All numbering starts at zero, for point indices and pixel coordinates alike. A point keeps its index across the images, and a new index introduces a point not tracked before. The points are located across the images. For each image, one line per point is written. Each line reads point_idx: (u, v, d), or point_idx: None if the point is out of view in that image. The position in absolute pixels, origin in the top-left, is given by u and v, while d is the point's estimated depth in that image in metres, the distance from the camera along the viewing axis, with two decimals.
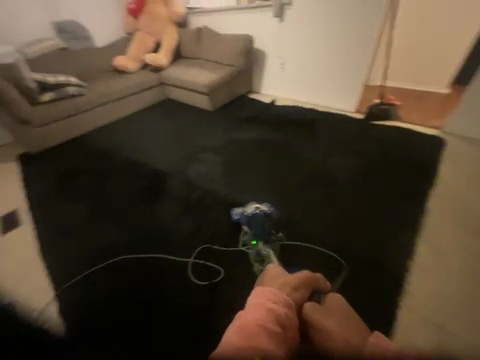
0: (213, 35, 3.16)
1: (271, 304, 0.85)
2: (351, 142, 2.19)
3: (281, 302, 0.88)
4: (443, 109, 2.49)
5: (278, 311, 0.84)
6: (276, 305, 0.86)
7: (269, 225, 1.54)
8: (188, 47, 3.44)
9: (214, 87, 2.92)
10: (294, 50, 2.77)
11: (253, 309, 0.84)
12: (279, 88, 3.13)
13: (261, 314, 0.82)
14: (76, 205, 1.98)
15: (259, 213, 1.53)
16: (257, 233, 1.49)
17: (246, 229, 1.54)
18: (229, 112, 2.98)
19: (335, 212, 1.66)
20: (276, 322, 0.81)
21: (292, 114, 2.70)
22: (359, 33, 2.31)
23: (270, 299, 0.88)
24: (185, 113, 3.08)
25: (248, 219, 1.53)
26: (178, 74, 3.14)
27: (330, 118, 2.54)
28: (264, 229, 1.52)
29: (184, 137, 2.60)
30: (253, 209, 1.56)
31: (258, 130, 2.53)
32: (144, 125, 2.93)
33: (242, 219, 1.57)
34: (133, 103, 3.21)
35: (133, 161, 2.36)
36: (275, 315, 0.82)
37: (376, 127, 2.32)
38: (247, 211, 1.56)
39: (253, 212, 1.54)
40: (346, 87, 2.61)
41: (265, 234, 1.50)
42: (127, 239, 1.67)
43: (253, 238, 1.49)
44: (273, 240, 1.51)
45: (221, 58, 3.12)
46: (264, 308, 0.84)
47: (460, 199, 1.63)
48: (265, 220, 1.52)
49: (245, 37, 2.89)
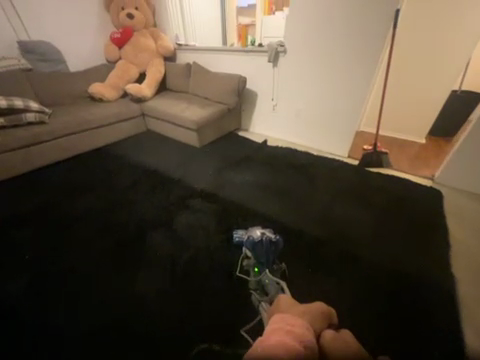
0: (204, 72, 3.08)
1: (290, 327, 0.90)
2: (353, 191, 2.10)
3: (299, 324, 0.92)
4: (427, 159, 2.61)
5: (300, 332, 0.88)
6: (296, 326, 0.91)
7: (274, 253, 1.41)
8: (176, 81, 3.29)
9: (204, 124, 2.73)
10: (286, 94, 2.78)
11: (274, 334, 0.88)
12: (270, 127, 3.08)
13: (284, 335, 0.87)
14: (14, 273, 1.42)
15: (265, 240, 1.39)
16: (261, 261, 1.37)
17: (249, 254, 1.41)
18: (220, 150, 2.76)
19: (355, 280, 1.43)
20: (298, 340, 0.85)
21: (287, 157, 2.59)
22: (352, 85, 2.37)
23: (290, 321, 0.94)
24: (169, 149, 2.78)
25: (253, 246, 1.38)
26: (163, 107, 2.90)
27: (326, 163, 2.48)
28: (269, 256, 1.40)
29: (169, 177, 2.26)
30: (260, 235, 1.41)
31: (253, 173, 2.33)
32: (121, 161, 2.52)
33: (246, 243, 1.42)
34: (108, 134, 2.81)
35: (103, 207, 1.90)
36: (297, 335, 0.87)
37: (372, 174, 2.30)
38: (253, 237, 1.41)
39: (259, 239, 1.39)
40: (339, 133, 2.62)
41: (269, 263, 1.39)
42: (88, 332, 1.18)
43: (255, 265, 1.38)
44: (276, 269, 1.41)
45: (211, 94, 3.01)
46: (285, 329, 0.89)
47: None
48: (271, 248, 1.39)
49: (238, 78, 2.83)
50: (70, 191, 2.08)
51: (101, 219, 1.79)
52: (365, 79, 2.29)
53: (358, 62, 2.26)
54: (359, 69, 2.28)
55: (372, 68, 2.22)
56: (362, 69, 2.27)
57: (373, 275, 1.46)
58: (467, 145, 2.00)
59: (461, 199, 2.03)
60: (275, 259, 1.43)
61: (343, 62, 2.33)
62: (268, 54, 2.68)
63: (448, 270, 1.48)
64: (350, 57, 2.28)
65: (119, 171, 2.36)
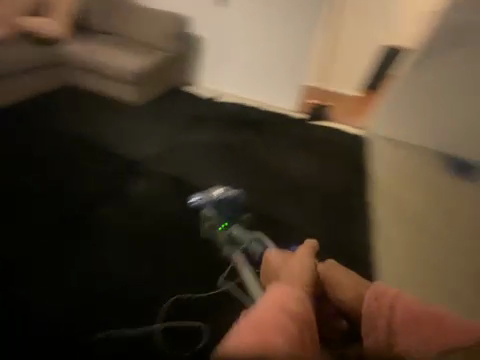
0: (137, 11, 2.58)
1: (285, 304, 0.74)
2: (300, 143, 2.28)
3: (294, 298, 0.76)
4: (366, 110, 2.85)
5: (296, 311, 0.73)
6: (290, 302, 0.75)
7: (238, 205, 1.52)
8: (97, 18, 2.59)
9: (144, 76, 2.37)
10: (234, 46, 2.71)
11: (263, 310, 0.73)
12: (219, 79, 2.79)
13: (276, 313, 0.71)
14: None
15: (223, 193, 1.52)
16: (227, 216, 1.46)
17: (213, 212, 1.46)
18: (165, 106, 2.43)
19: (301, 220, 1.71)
20: (293, 320, 0.72)
21: (239, 113, 2.51)
22: (293, 39, 2.59)
23: (284, 298, 0.75)
24: (101, 107, 2.30)
25: (216, 203, 1.48)
26: (87, 55, 2.37)
27: (276, 118, 2.53)
28: (233, 210, 1.51)
29: (112, 142, 2.04)
30: (217, 191, 1.53)
31: (206, 133, 2.25)
32: (38, 124, 2.07)
33: (207, 203, 1.49)
34: (15, 92, 2.22)
35: (37, 183, 1.71)
36: (291, 313, 0.72)
37: (317, 127, 2.49)
38: (212, 194, 1.51)
39: (218, 194, 1.50)
40: (288, 87, 2.67)
41: (234, 214, 1.49)
42: (60, 295, 1.30)
43: (224, 221, 1.44)
44: (242, 219, 1.51)
45: (147, 39, 2.53)
46: (277, 305, 0.73)
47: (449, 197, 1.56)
48: (232, 200, 1.50)
49: (179, 20, 2.49)
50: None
51: (40, 195, 1.65)
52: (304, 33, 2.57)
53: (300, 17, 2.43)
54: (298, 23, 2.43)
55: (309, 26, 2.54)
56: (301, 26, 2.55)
57: (315, 214, 1.76)
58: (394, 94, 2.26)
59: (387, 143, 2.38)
60: (240, 212, 1.54)
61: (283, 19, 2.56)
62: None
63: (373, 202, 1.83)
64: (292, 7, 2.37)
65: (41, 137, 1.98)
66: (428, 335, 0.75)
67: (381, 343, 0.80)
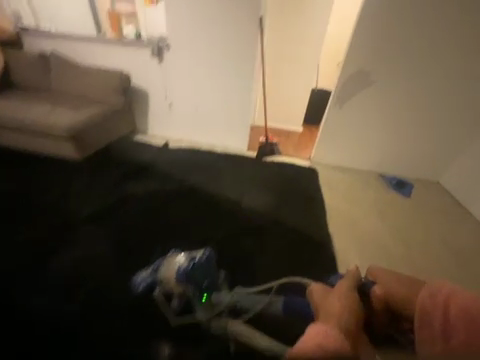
0: (70, 64, 2.46)
1: (322, 343, 0.85)
2: (254, 181, 2.33)
3: (335, 336, 0.87)
4: (306, 143, 3.19)
5: (332, 349, 0.83)
6: (327, 343, 0.85)
7: (211, 268, 1.41)
8: (26, 74, 2.48)
9: (80, 130, 2.18)
10: (179, 92, 2.67)
11: (303, 342, 0.89)
12: (170, 128, 2.87)
13: (315, 354, 0.83)
14: None
15: (197, 262, 1.37)
16: (204, 286, 1.35)
17: (189, 287, 1.34)
18: (111, 160, 2.37)
19: (260, 264, 1.68)
20: (333, 356, 0.83)
21: (192, 158, 2.52)
22: (238, 84, 2.56)
23: (326, 334, 0.87)
24: (36, 170, 2.19)
25: (188, 277, 1.32)
26: (10, 111, 2.15)
27: (229, 158, 2.57)
28: (207, 276, 1.39)
29: (44, 208, 1.90)
30: (189, 260, 1.37)
31: (155, 181, 2.20)
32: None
33: (181, 280, 1.31)
34: None
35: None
36: (331, 353, 0.83)
37: (269, 163, 2.58)
38: (184, 267, 1.34)
39: (192, 265, 1.34)
40: (237, 129, 2.77)
41: (213, 281, 1.41)
42: None
43: (204, 292, 1.35)
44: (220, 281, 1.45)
45: (87, 93, 2.46)
46: (315, 345, 0.85)
47: (352, 223, 2.06)
48: (208, 267, 1.39)
49: (118, 74, 2.42)
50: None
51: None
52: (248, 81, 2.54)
53: (241, 62, 2.46)
54: (237, 71, 2.50)
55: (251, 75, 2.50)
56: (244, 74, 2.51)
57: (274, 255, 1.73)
58: (326, 130, 2.56)
59: (331, 173, 2.59)
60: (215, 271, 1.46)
61: (224, 66, 2.50)
62: (151, 48, 2.48)
63: (326, 233, 1.92)
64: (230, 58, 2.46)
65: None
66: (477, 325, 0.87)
67: (437, 336, 0.92)
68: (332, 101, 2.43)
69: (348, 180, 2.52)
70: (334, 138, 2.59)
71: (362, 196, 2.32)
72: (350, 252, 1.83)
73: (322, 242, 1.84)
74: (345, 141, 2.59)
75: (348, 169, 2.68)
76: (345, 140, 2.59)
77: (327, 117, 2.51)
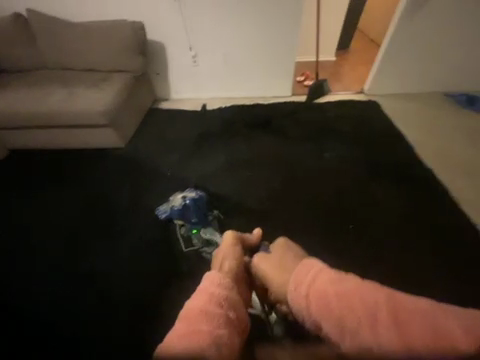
0: (63, 25, 1.86)
1: (214, 289, 0.77)
2: (319, 130, 2.12)
3: (223, 283, 0.82)
4: (351, 74, 2.80)
5: (221, 296, 0.75)
6: (219, 290, 0.78)
7: (203, 206, 1.55)
8: (9, 51, 1.90)
9: (118, 111, 1.81)
10: (206, 39, 2.15)
11: (195, 299, 0.73)
12: (197, 87, 2.42)
13: (205, 304, 0.70)
14: None
15: (187, 202, 1.52)
16: (195, 222, 1.49)
17: (181, 222, 1.52)
18: (155, 139, 2.07)
19: (385, 209, 1.64)
20: (217, 304, 0.71)
21: (242, 117, 2.23)
22: (277, 15, 2.06)
23: (214, 296, 0.74)
24: (84, 167, 1.87)
25: (181, 212, 1.51)
26: (21, 105, 1.71)
27: (280, 110, 2.28)
28: (199, 214, 1.52)
29: (121, 207, 1.68)
30: (182, 200, 1.53)
31: (218, 153, 2.00)
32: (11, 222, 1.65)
33: (174, 215, 1.52)
34: None
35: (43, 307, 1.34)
36: (216, 298, 0.73)
37: (328, 105, 2.31)
38: (177, 205, 1.52)
39: (183, 204, 1.51)
40: (280, 71, 2.35)
41: (202, 217, 1.51)
42: None
43: (193, 226, 1.49)
44: (212, 218, 1.55)
45: (97, 62, 1.91)
46: (206, 296, 0.74)
47: (438, 148, 1.97)
48: (197, 204, 1.52)
49: (131, 24, 1.85)
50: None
51: (49, 328, 1.28)
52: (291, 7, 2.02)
53: None
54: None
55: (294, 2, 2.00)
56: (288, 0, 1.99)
57: (388, 203, 1.66)
58: (390, 54, 2.19)
59: (395, 103, 2.36)
60: (207, 212, 1.57)
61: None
62: None
63: (426, 166, 1.84)
64: None
65: (17, 245, 1.55)
66: (367, 325, 0.44)
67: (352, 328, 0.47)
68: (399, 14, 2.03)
69: (416, 107, 2.31)
70: (399, 63, 2.25)
71: (436, 121, 2.18)
72: (455, 177, 1.79)
73: (428, 177, 1.77)
74: (410, 64, 2.27)
75: (411, 96, 2.42)
76: (410, 63, 2.26)
77: (393, 36, 2.11)
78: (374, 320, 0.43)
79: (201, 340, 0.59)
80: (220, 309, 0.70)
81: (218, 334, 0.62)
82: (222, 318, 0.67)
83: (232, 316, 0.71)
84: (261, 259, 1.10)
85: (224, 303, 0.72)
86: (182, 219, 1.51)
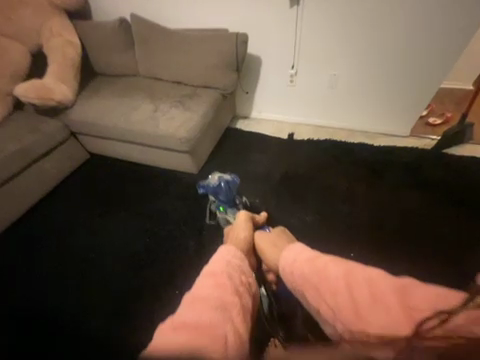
0: (162, 33, 1.69)
1: (230, 258, 0.74)
2: (453, 203, 1.52)
3: (238, 255, 0.76)
4: None
5: (239, 264, 0.73)
6: (234, 256, 0.75)
7: (234, 190, 1.45)
8: (106, 55, 1.84)
9: (199, 136, 1.55)
10: (315, 56, 1.70)
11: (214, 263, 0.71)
12: (284, 109, 2.02)
13: (225, 266, 0.70)
14: None
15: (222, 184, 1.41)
16: (224, 203, 1.45)
17: (212, 198, 1.48)
18: (228, 169, 1.79)
19: None
20: (235, 270, 0.71)
21: (340, 161, 1.77)
22: (434, 30, 1.44)
23: (231, 263, 0.72)
24: (152, 190, 1.72)
25: (213, 191, 1.43)
26: (107, 118, 1.62)
27: (395, 159, 1.73)
28: (229, 196, 1.45)
29: (184, 253, 1.47)
30: (217, 180, 1.42)
31: (301, 203, 1.62)
32: (75, 241, 1.58)
33: (208, 191, 1.46)
34: (35, 189, 1.67)
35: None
36: (234, 266, 0.72)
37: (469, 161, 1.67)
38: (211, 184, 1.42)
39: (217, 184, 1.41)
40: (404, 103, 1.73)
41: (231, 200, 1.46)
42: None
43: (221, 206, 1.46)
44: (240, 205, 1.51)
45: (186, 76, 1.70)
46: (224, 261, 0.72)
47: None
48: (230, 189, 1.43)
49: (233, 37, 1.56)
50: (23, 325, 1.32)
51: None
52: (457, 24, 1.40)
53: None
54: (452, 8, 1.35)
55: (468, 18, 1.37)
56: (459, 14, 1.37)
57: None
58: None
59: None
60: (236, 196, 1.49)
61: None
62: None
63: None
64: None
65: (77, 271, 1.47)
66: (335, 293, 0.57)
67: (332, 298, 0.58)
68: None
69: None
70: None
71: None
72: None
73: None
74: None
75: None
76: None
77: None
78: (341, 289, 0.57)
79: (223, 294, 0.62)
80: (236, 273, 0.70)
81: (240, 291, 0.66)
82: (242, 282, 0.69)
83: (245, 280, 0.71)
84: (262, 236, 1.01)
85: (240, 269, 0.72)
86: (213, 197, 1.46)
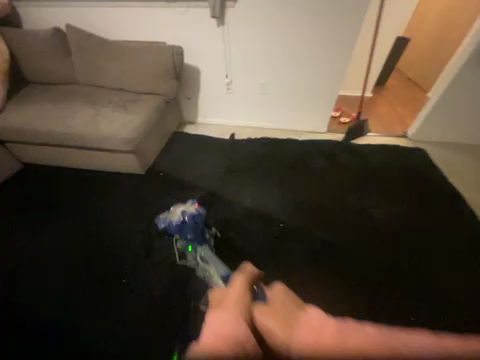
0: (100, 43, 1.77)
1: (223, 319, 0.66)
2: (360, 180, 1.90)
3: None
4: (392, 112, 2.55)
5: None
6: (230, 316, 0.68)
7: (201, 224, 1.50)
8: (39, 62, 1.82)
9: (142, 138, 1.64)
10: (244, 67, 2.00)
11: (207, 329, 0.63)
12: (226, 114, 2.28)
13: (217, 331, 0.61)
14: None
15: (185, 219, 1.48)
16: (191, 239, 1.44)
17: (178, 236, 1.49)
18: (177, 168, 1.93)
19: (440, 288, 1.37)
20: None
21: (274, 155, 2.07)
22: (329, 46, 1.83)
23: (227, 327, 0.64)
24: (99, 192, 1.73)
25: (179, 228, 1.46)
26: (41, 123, 1.59)
27: (316, 150, 2.12)
28: (197, 233, 1.46)
29: (134, 246, 1.53)
30: (181, 215, 1.50)
31: (244, 191, 1.84)
32: (9, 252, 1.49)
33: (171, 229, 1.49)
34: None
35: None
36: None
37: (369, 147, 2.13)
38: (174, 220, 1.50)
39: (181, 220, 1.48)
40: (318, 105, 2.15)
41: (200, 236, 1.46)
42: None
43: (188, 244, 1.45)
44: (210, 239, 1.50)
45: (128, 83, 1.81)
46: (215, 324, 0.65)
47: None
48: (196, 224, 1.47)
49: (170, 49, 1.74)
50: None
51: None
52: (346, 42, 1.79)
53: (346, 17, 1.68)
54: (336, 28, 1.74)
55: (350, 38, 1.77)
56: (345, 33, 1.75)
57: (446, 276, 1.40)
58: (441, 101, 2.00)
59: (441, 153, 2.14)
60: (205, 231, 1.51)
61: (317, 16, 1.70)
62: (209, 5, 1.67)
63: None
64: (324, 8, 1.66)
65: (13, 281, 1.39)
66: None
67: None
68: (465, 60, 1.77)
69: (466, 161, 2.07)
70: (449, 112, 2.05)
71: None
72: None
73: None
74: (462, 115, 2.06)
75: (458, 147, 2.20)
76: (462, 113, 2.06)
77: (448, 83, 1.90)
78: None
79: None
80: None
81: None
82: None
83: None
84: (267, 305, 0.88)
85: None
86: (178, 235, 1.47)
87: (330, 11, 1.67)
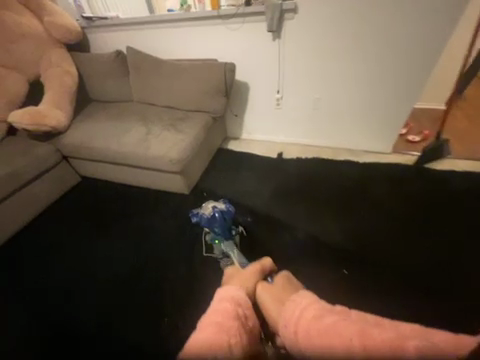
0: (156, 63, 1.81)
1: (224, 294, 0.76)
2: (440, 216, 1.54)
3: (239, 297, 0.75)
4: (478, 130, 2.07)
5: (235, 297, 0.75)
6: (231, 291, 0.77)
7: (229, 221, 1.41)
8: (101, 83, 1.94)
9: (190, 158, 1.59)
10: (297, 81, 1.83)
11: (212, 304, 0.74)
12: (273, 130, 2.13)
13: (217, 304, 0.73)
14: None
15: (215, 214, 1.37)
16: (219, 234, 1.39)
17: (207, 229, 1.42)
18: (219, 188, 1.82)
19: None
20: (232, 304, 0.72)
21: (327, 178, 1.82)
22: (404, 58, 1.56)
23: (229, 299, 0.74)
24: (143, 210, 1.72)
25: (208, 222, 1.37)
26: (99, 141, 1.66)
27: (379, 174, 1.80)
28: (225, 228, 1.40)
29: (174, 273, 1.43)
30: (212, 210, 1.38)
31: (292, 219, 1.63)
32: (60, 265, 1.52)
33: (201, 221, 1.39)
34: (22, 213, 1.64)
35: None
36: (232, 300, 0.73)
37: (449, 175, 1.75)
38: (204, 214, 1.38)
39: (211, 215, 1.36)
40: (383, 123, 1.85)
41: (227, 232, 1.40)
42: None
43: (215, 237, 1.40)
44: (236, 235, 1.45)
45: (178, 101, 1.80)
46: (218, 296, 0.76)
47: None
48: (225, 220, 1.38)
49: (222, 66, 1.68)
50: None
51: None
52: (427, 52, 1.51)
53: (431, 24, 1.42)
54: (416, 39, 1.48)
55: (433, 48, 1.49)
56: (429, 43, 1.48)
57: None
58: None
59: None
60: (232, 227, 1.44)
61: (395, 23, 1.46)
62: (267, 18, 1.56)
63: None
64: (403, 19, 1.43)
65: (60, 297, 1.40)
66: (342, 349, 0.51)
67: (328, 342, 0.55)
68: None
69: None
70: None
71: None
72: None
73: None
74: None
75: None
76: None
77: None
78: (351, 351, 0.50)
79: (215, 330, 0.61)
80: (232, 305, 0.71)
81: (228, 323, 0.64)
82: (234, 319, 0.67)
83: (241, 313, 0.70)
84: (266, 289, 0.89)
85: (238, 302, 0.73)
86: (206, 227, 1.40)
87: (411, 19, 1.43)
